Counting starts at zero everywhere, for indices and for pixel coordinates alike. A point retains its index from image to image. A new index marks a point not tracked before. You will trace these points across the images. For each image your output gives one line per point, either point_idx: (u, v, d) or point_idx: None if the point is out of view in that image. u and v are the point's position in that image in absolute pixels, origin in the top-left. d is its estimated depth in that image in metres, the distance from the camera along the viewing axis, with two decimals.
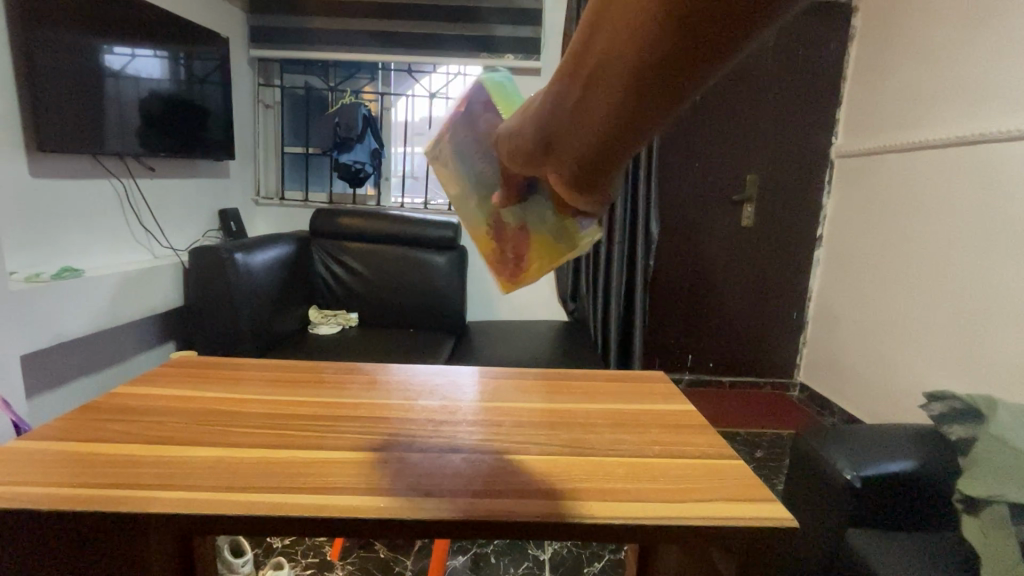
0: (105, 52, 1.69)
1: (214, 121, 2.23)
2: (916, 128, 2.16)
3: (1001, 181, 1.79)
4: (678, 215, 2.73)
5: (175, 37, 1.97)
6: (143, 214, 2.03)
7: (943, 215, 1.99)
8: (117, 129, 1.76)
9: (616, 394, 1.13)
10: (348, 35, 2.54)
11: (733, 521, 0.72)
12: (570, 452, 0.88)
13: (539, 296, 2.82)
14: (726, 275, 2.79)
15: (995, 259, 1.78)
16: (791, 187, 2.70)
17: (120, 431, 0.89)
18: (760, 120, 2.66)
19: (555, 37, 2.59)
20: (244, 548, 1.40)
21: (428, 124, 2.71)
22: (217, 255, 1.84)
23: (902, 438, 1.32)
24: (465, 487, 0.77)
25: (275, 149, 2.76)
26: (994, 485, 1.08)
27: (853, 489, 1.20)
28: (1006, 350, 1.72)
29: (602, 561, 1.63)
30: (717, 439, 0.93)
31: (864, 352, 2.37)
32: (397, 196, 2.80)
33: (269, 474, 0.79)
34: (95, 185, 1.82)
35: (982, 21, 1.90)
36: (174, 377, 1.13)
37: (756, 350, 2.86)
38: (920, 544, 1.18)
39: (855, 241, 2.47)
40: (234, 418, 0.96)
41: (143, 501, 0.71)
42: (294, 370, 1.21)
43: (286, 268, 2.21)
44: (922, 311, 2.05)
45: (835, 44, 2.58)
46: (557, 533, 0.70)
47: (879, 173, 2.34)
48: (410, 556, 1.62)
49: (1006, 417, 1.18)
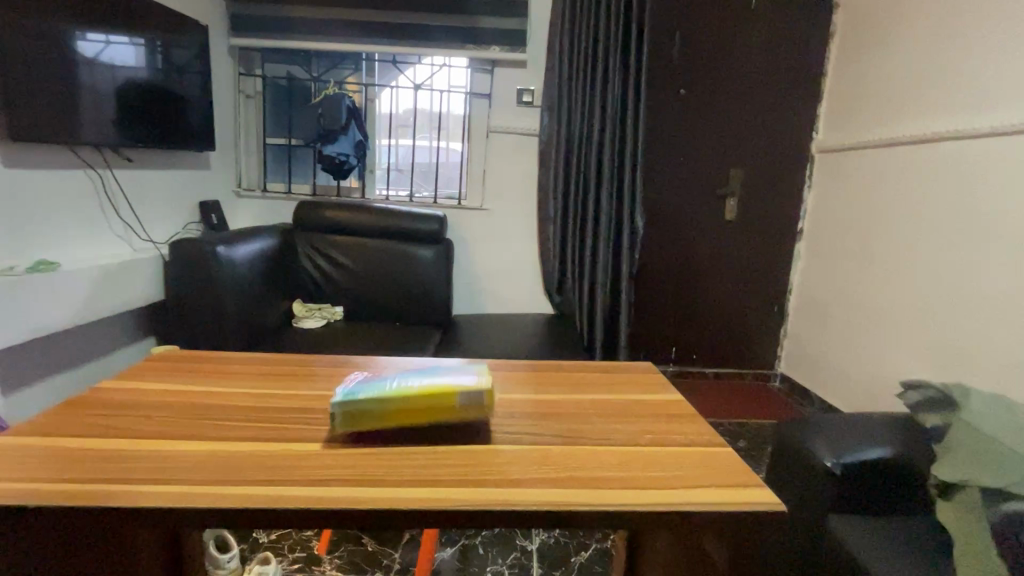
0: (79, 38, 1.64)
1: (194, 111, 2.19)
2: (893, 125, 2.21)
3: (974, 177, 1.84)
4: (663, 209, 2.76)
5: (152, 25, 1.92)
6: (121, 206, 1.98)
7: (917, 210, 2.06)
8: (92, 119, 1.72)
9: (607, 385, 1.14)
10: (331, 25, 2.49)
11: (722, 506, 0.74)
12: (562, 442, 0.89)
13: (525, 290, 2.83)
14: (711, 268, 2.82)
15: (967, 251, 1.85)
16: (773, 182, 2.74)
17: (103, 427, 0.88)
18: (743, 115, 2.68)
19: (541, 29, 2.58)
20: (231, 544, 1.39)
21: (413, 116, 2.70)
22: (198, 246, 1.81)
23: (880, 426, 1.37)
24: (458, 478, 0.77)
25: (257, 140, 2.72)
26: (968, 471, 1.11)
27: (833, 475, 1.25)
28: (976, 340, 1.79)
29: (589, 550, 1.66)
30: (705, 426, 0.95)
31: (841, 343, 2.45)
32: (382, 189, 2.79)
33: (261, 467, 0.78)
34: (71, 175, 1.77)
35: (955, 21, 1.96)
36: (160, 371, 1.12)
37: (738, 342, 2.91)
38: (898, 528, 1.22)
39: (834, 235, 2.54)
40: (222, 412, 0.95)
41: (131, 495, 0.70)
42: (282, 364, 1.20)
43: (270, 261, 2.18)
44: (896, 303, 2.13)
45: (815, 41, 2.62)
46: (552, 520, 0.72)
47: (857, 168, 2.40)
48: (398, 549, 1.62)
49: (981, 406, 1.21)
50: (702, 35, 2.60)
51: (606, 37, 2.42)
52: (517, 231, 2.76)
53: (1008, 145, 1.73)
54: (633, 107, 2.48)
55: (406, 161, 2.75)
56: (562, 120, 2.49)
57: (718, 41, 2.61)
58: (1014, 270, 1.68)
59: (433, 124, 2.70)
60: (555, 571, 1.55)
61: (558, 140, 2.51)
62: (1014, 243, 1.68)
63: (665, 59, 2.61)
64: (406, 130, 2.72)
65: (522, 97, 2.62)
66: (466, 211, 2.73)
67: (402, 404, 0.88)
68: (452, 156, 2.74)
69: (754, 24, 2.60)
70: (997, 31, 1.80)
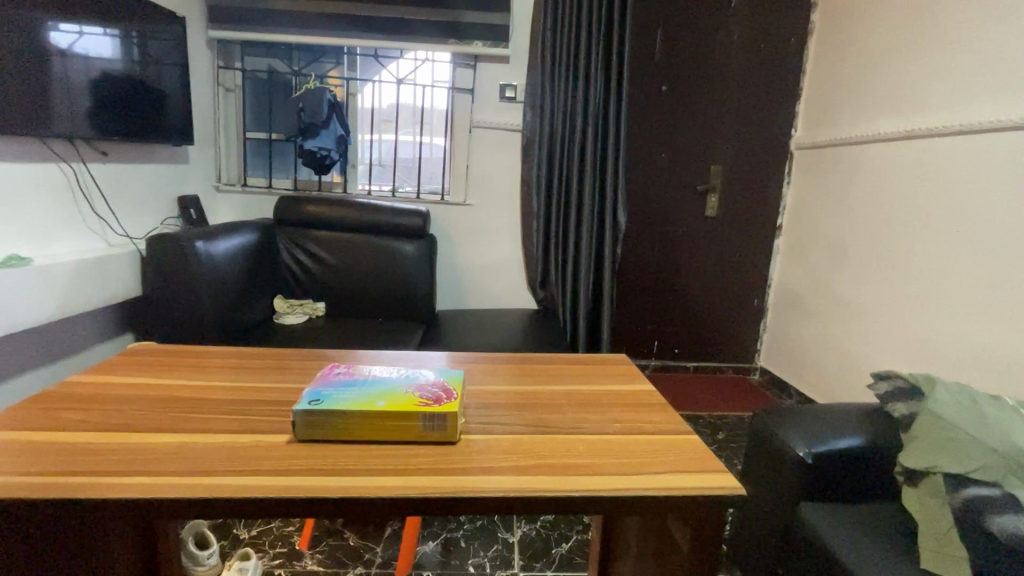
0: (51, 29, 1.60)
1: (171, 105, 2.15)
2: (868, 122, 2.26)
3: (944, 173, 1.89)
4: (646, 205, 2.78)
5: (128, 16, 1.89)
6: (96, 200, 1.95)
7: (891, 205, 2.11)
8: (66, 112, 1.68)
9: (582, 376, 1.16)
10: (311, 17, 2.46)
11: (687, 491, 0.76)
12: (536, 431, 0.91)
13: (509, 285, 2.84)
14: (692, 264, 2.86)
15: (937, 246, 1.90)
16: (753, 179, 2.78)
17: (76, 420, 0.87)
18: (724, 112, 2.71)
19: (524, 24, 2.58)
20: (210, 540, 1.38)
21: (396, 111, 2.68)
22: (176, 241, 1.78)
23: (851, 416, 1.40)
24: (432, 467, 0.79)
25: (237, 134, 2.68)
26: (932, 458, 1.12)
27: (805, 465, 1.27)
28: (946, 332, 1.84)
29: (570, 542, 1.68)
30: (676, 415, 0.98)
31: (818, 336, 2.50)
32: (364, 184, 2.78)
33: (235, 458, 0.78)
34: (44, 168, 1.74)
35: (927, 21, 2.00)
36: (134, 366, 1.11)
37: (719, 336, 2.95)
38: (866, 514, 1.25)
39: (811, 230, 2.59)
40: (198, 405, 0.95)
41: (104, 487, 0.70)
42: (259, 358, 1.20)
43: (250, 256, 2.16)
44: (871, 297, 2.18)
45: (794, 40, 2.66)
46: (523, 506, 0.73)
47: (834, 165, 2.45)
48: (380, 543, 1.63)
49: (947, 394, 1.23)
50: (684, 33, 2.62)
51: (588, 33, 2.43)
52: (500, 226, 2.76)
53: (976, 143, 1.78)
54: (615, 104, 2.50)
55: (389, 156, 2.74)
56: (545, 116, 2.49)
57: (699, 39, 2.63)
58: (981, 264, 1.73)
59: (416, 119, 2.69)
60: (536, 563, 1.57)
61: (541, 136, 2.52)
62: (981, 239, 1.74)
63: (647, 55, 2.62)
64: (389, 126, 2.71)
65: (505, 92, 2.61)
66: (448, 207, 2.73)
67: (363, 419, 0.85)
68: (435, 152, 2.73)
69: (734, 22, 2.63)
70: (966, 31, 1.85)
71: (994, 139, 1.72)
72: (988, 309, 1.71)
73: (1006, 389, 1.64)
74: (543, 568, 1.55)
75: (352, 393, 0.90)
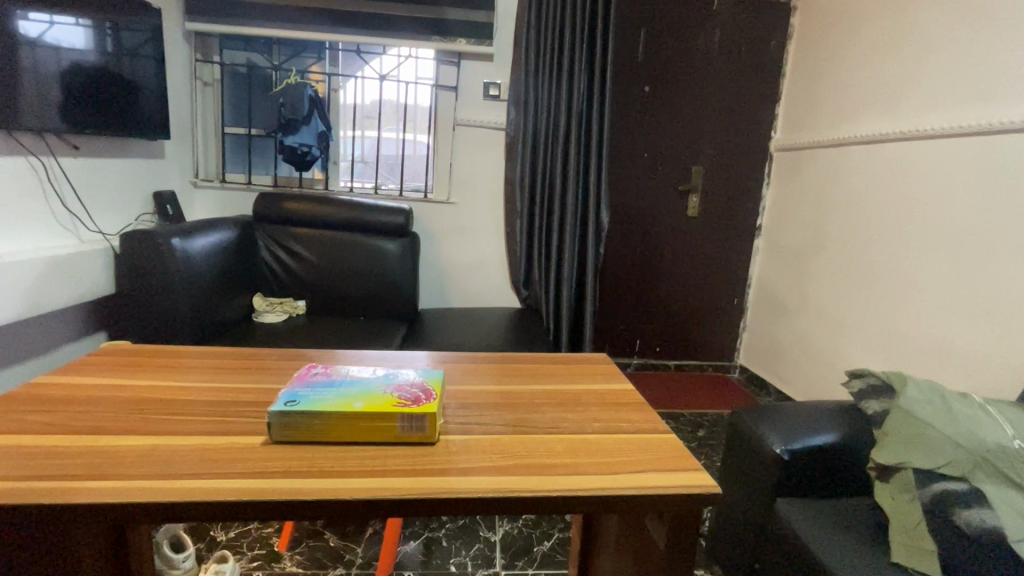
0: (20, 18, 1.54)
1: (147, 97, 2.11)
2: (846, 124, 2.30)
3: (920, 175, 1.93)
4: (629, 205, 2.79)
5: (101, 7, 1.83)
6: (67, 195, 1.90)
7: (870, 207, 2.14)
8: (35, 103, 1.63)
9: (562, 376, 1.16)
10: (291, 11, 2.41)
11: (665, 490, 0.77)
12: (513, 431, 0.91)
13: (491, 284, 2.83)
14: (673, 262, 2.88)
15: (911, 246, 1.94)
16: (733, 178, 2.82)
17: (43, 423, 0.85)
18: (706, 112, 2.74)
19: (508, 21, 2.56)
20: (185, 542, 1.35)
21: (379, 108, 2.66)
22: (151, 239, 1.74)
23: (826, 413, 1.42)
24: (410, 467, 0.79)
25: (215, 130, 2.64)
26: (904, 453, 1.13)
27: (780, 462, 1.29)
28: (917, 331, 1.90)
29: (552, 539, 1.69)
30: (652, 415, 0.98)
31: (797, 335, 2.54)
32: (346, 181, 2.75)
33: (207, 461, 0.77)
34: (13, 163, 1.68)
35: (904, 26, 2.04)
36: (107, 366, 1.08)
37: (699, 332, 2.98)
38: (839, 509, 1.27)
39: (791, 230, 2.63)
40: (173, 405, 0.93)
41: (69, 492, 0.69)
42: (234, 358, 1.18)
43: (228, 254, 2.11)
44: (848, 297, 2.22)
45: (774, 42, 2.71)
46: (501, 506, 0.74)
47: (814, 167, 2.48)
48: (360, 543, 1.61)
49: (918, 388, 1.23)
50: (667, 34, 2.64)
51: (571, 32, 2.44)
52: (484, 224, 2.75)
53: (956, 147, 1.81)
54: (598, 104, 2.51)
55: (371, 153, 2.71)
56: (529, 114, 2.49)
57: (682, 38, 2.65)
58: (957, 269, 1.77)
59: (399, 116, 2.67)
60: (517, 561, 1.57)
61: (525, 133, 2.51)
62: (952, 242, 1.79)
63: (630, 56, 2.64)
64: (372, 122, 2.68)
65: (489, 90, 2.60)
66: (431, 205, 2.71)
67: (338, 420, 0.84)
68: (419, 149, 2.71)
69: (716, 25, 2.66)
70: (945, 37, 1.88)
71: (974, 143, 1.75)
72: (961, 312, 1.75)
73: (975, 387, 1.69)
74: (525, 566, 1.55)
75: (328, 394, 0.89)
